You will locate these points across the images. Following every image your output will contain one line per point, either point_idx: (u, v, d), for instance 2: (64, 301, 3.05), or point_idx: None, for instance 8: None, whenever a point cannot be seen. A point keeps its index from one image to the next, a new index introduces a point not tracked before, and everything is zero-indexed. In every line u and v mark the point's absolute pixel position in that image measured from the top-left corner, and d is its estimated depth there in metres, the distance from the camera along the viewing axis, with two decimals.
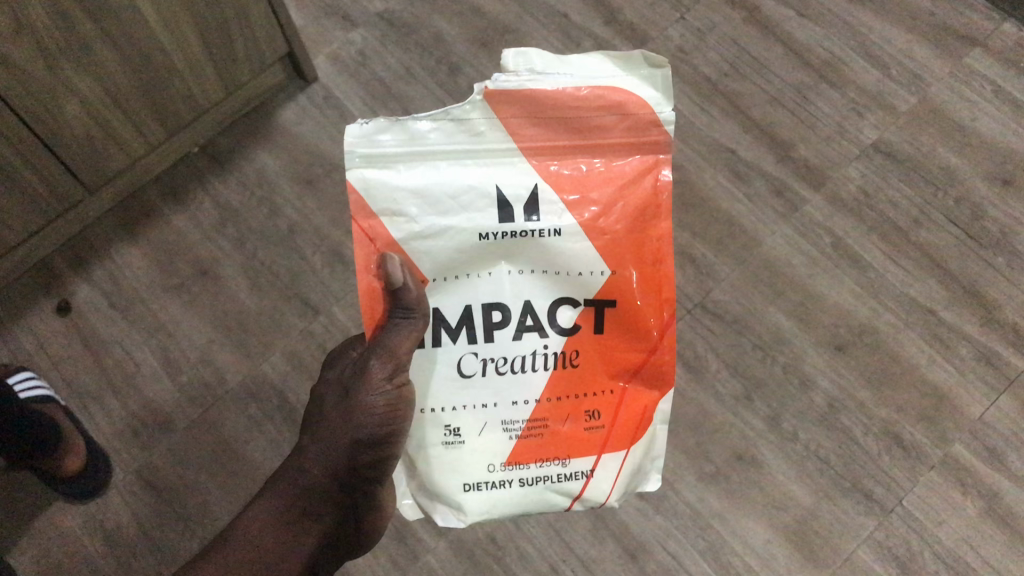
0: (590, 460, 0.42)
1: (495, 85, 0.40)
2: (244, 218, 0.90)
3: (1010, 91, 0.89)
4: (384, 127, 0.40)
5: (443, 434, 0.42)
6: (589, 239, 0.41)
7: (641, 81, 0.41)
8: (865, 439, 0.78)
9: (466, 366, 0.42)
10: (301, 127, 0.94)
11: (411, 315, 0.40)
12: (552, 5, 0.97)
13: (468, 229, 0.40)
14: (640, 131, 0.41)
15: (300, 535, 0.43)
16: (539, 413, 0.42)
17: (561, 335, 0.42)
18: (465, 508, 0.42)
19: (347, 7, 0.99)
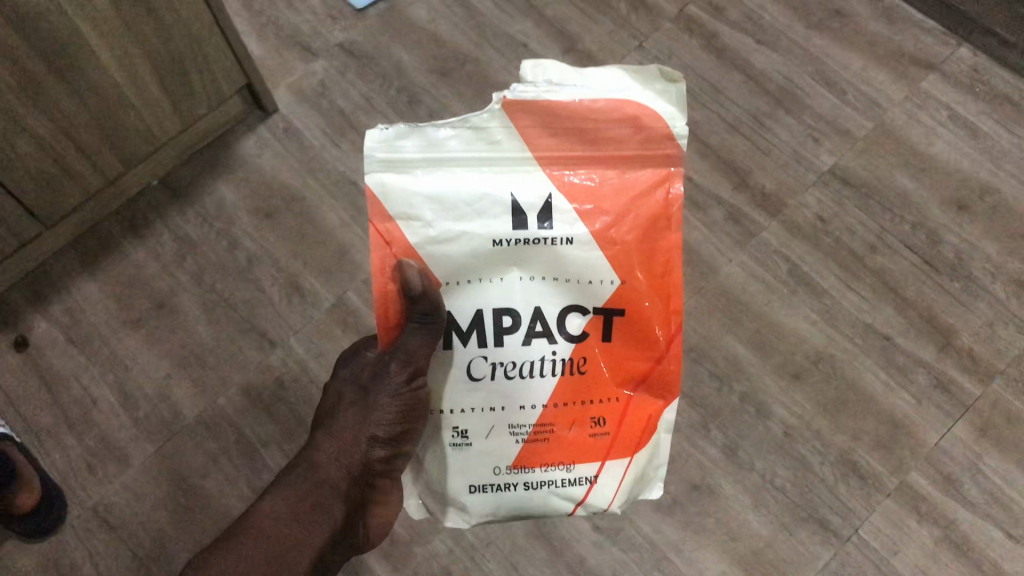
0: (594, 467, 0.44)
1: (513, 95, 0.41)
2: (203, 251, 0.90)
3: (965, 116, 0.89)
4: (403, 133, 0.41)
5: (452, 436, 0.44)
6: (600, 249, 0.42)
7: (656, 95, 0.41)
8: (821, 468, 0.77)
9: (476, 369, 0.43)
10: (260, 158, 0.94)
11: (429, 318, 0.42)
12: (512, 35, 0.98)
13: (482, 236, 0.41)
14: (654, 144, 0.41)
15: (313, 526, 0.49)
16: (544, 419, 0.44)
17: (571, 341, 0.43)
18: (470, 508, 0.45)
19: (308, 38, 0.99)
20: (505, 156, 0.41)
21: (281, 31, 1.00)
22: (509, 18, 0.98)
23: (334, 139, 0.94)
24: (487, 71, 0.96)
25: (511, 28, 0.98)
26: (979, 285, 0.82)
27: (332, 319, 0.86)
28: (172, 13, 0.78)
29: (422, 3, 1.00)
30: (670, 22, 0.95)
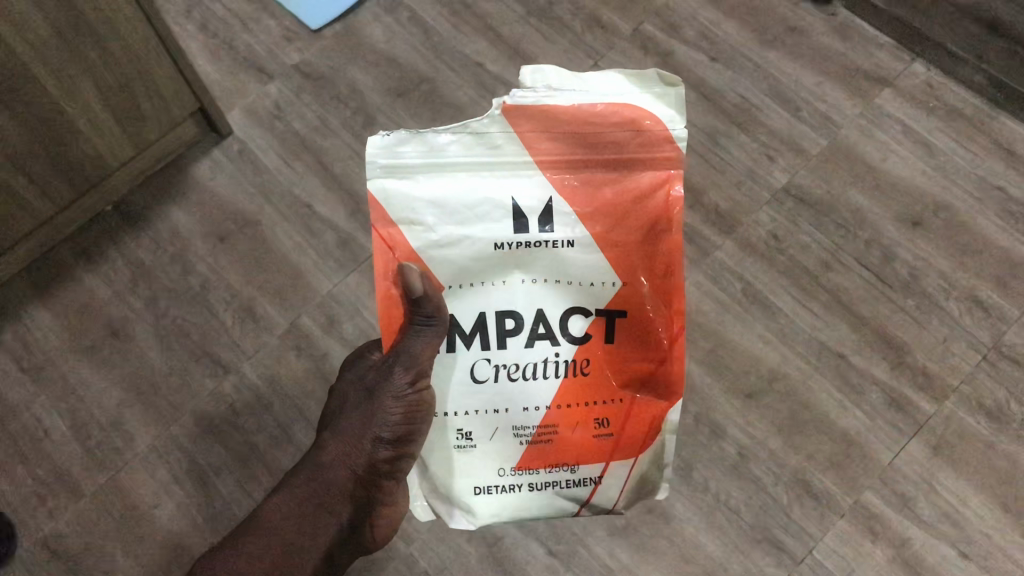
0: (597, 467, 0.53)
1: (513, 101, 0.48)
2: (156, 277, 0.90)
3: (918, 131, 0.89)
4: (403, 141, 0.48)
5: (456, 438, 0.52)
6: (602, 250, 0.50)
7: (655, 98, 0.49)
8: (775, 489, 0.77)
9: (479, 372, 0.51)
10: (215, 182, 0.94)
11: (431, 322, 0.49)
12: (468, 54, 0.97)
13: (485, 240, 0.49)
14: (653, 147, 0.49)
15: (320, 518, 0.53)
16: (547, 421, 0.52)
17: (572, 343, 0.51)
18: (476, 510, 0.53)
19: (263, 60, 0.99)
20: (503, 159, 0.49)
21: (236, 52, 0.99)
22: (465, 38, 0.98)
23: (289, 162, 0.94)
24: (443, 92, 0.96)
25: (466, 47, 0.98)
26: (932, 301, 0.82)
27: (287, 344, 0.86)
28: (118, 41, 0.77)
29: (378, 23, 1.00)
30: (624, 41, 0.96)
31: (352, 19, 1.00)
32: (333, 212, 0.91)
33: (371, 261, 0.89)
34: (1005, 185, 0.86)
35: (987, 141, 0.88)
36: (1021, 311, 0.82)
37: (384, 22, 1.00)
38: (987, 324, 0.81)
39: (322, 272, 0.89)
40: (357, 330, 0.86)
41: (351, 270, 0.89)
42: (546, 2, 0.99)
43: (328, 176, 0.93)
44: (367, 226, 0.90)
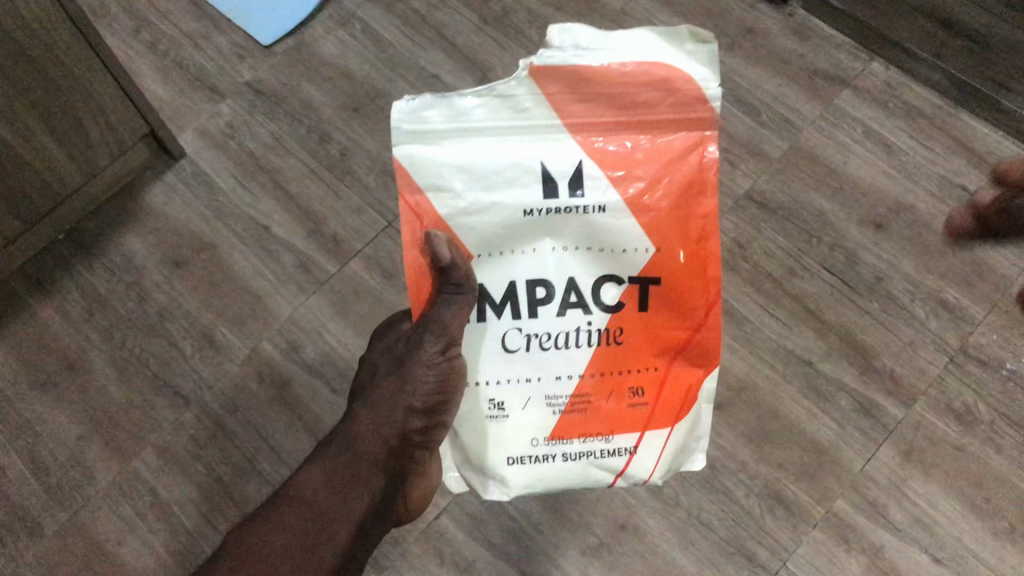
0: (634, 437, 0.44)
1: (541, 62, 0.40)
2: (112, 306, 0.88)
3: (879, 132, 0.89)
4: (428, 104, 0.40)
5: (489, 408, 0.44)
6: (634, 217, 0.41)
7: (687, 57, 0.40)
8: (747, 500, 0.77)
9: (511, 341, 0.43)
10: (169, 206, 0.92)
11: (460, 290, 0.42)
12: (423, 67, 0.96)
13: (513, 206, 0.41)
14: (683, 108, 0.40)
15: (352, 502, 0.44)
16: (581, 390, 0.43)
17: (607, 312, 0.43)
18: (508, 480, 0.44)
19: (214, 79, 0.97)
20: (530, 123, 0.41)
21: (186, 71, 0.97)
22: (420, 49, 0.96)
23: (244, 183, 0.92)
24: None
25: (422, 59, 0.96)
26: (898, 305, 0.82)
27: (248, 371, 0.85)
28: (60, 69, 0.75)
29: (331, 37, 0.98)
30: None
31: (304, 34, 0.98)
32: (291, 233, 0.89)
33: (332, 283, 0.87)
34: (967, 183, 0.86)
35: (948, 140, 0.88)
36: (987, 311, 0.81)
37: (337, 36, 0.98)
38: (954, 325, 0.81)
39: (282, 295, 0.87)
40: (320, 354, 0.85)
41: (311, 293, 0.87)
42: (501, 12, 0.98)
43: (285, 196, 0.91)
44: (327, 247, 0.89)
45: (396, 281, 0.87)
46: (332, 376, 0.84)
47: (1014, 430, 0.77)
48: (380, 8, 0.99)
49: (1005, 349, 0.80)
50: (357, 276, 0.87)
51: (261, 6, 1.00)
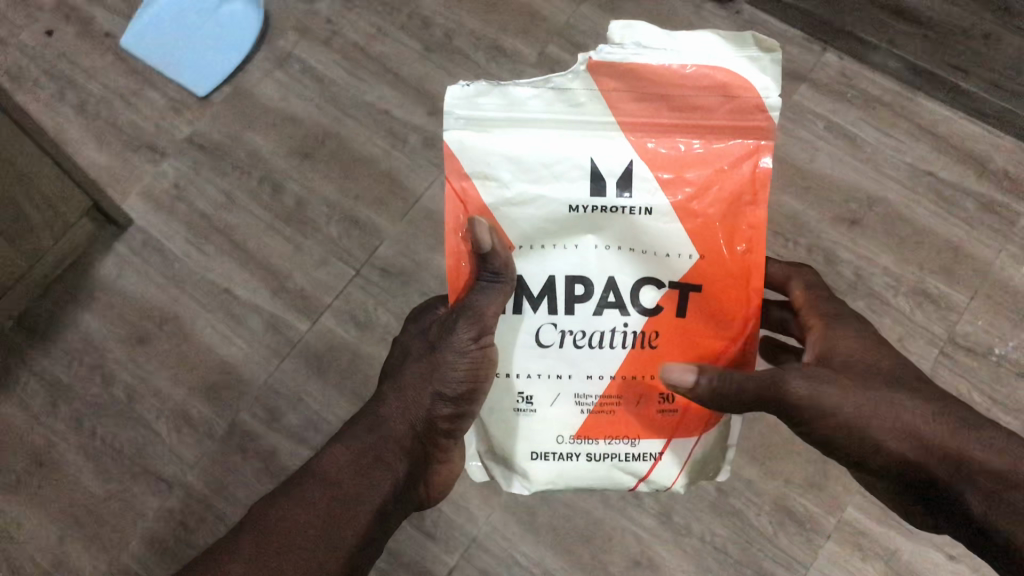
0: (658, 443, 0.49)
1: (599, 57, 0.45)
2: (76, 393, 0.83)
3: (842, 125, 0.87)
4: (483, 91, 0.46)
5: (517, 400, 0.49)
6: (682, 221, 0.47)
7: (750, 62, 0.45)
8: (758, 519, 0.76)
9: (545, 336, 0.48)
10: (123, 279, 0.87)
11: (496, 278, 0.46)
12: (369, 102, 0.92)
13: (560, 201, 0.46)
14: (743, 115, 0.46)
15: (373, 477, 0.49)
16: (611, 391, 0.49)
17: (643, 314, 0.48)
18: (531, 476, 0.49)
19: (152, 137, 0.92)
20: (584, 118, 0.46)
21: (121, 132, 0.92)
22: (364, 84, 0.92)
23: (199, 246, 0.88)
24: (351, 146, 0.90)
25: (368, 94, 0.92)
26: (883, 301, 0.82)
27: (230, 446, 0.81)
28: None
29: (270, 79, 0.94)
30: (532, 66, 0.92)
31: (241, 79, 0.94)
32: (255, 294, 0.86)
33: (306, 342, 0.84)
34: (934, 169, 0.86)
35: (910, 127, 0.87)
36: (969, 297, 0.82)
37: (276, 77, 0.94)
38: (939, 317, 0.81)
39: (255, 361, 0.84)
40: (303, 419, 0.82)
41: (286, 355, 0.84)
42: (444, 36, 0.93)
43: (244, 255, 0.87)
44: (296, 305, 0.85)
45: (372, 333, 0.84)
46: (319, 442, 0.81)
47: (1010, 415, 0.78)
48: (317, 44, 0.94)
49: (991, 334, 0.81)
50: (332, 331, 0.84)
51: (192, 54, 0.95)
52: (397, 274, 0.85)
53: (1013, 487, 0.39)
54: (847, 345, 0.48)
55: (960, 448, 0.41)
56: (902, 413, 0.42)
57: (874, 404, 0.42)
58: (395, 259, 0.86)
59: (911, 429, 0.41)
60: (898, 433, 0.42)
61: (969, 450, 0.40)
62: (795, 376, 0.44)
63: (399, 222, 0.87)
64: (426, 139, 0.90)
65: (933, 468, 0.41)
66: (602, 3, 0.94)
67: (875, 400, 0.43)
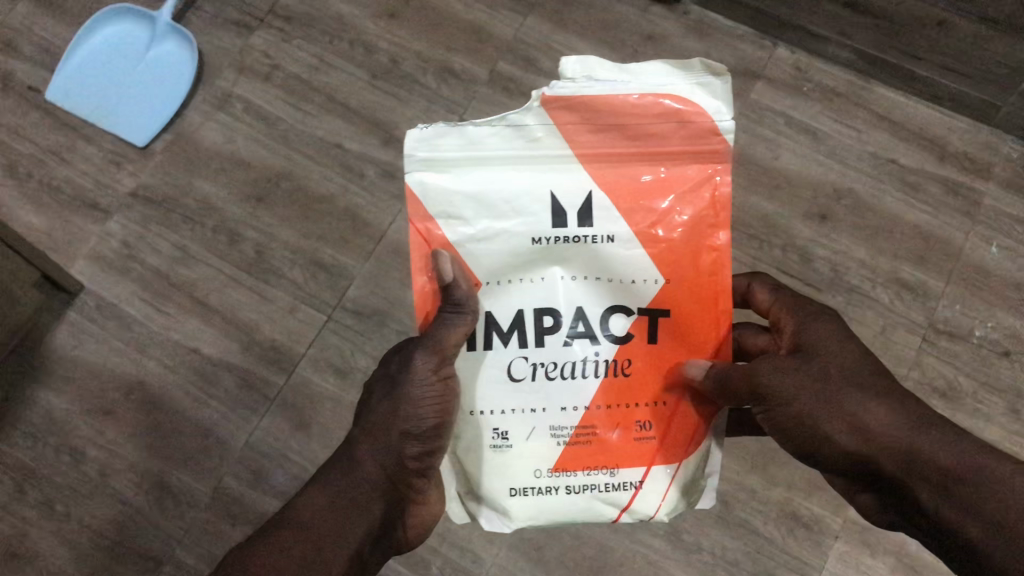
0: (640, 471, 0.45)
1: (552, 92, 0.44)
2: (44, 476, 0.79)
3: (801, 120, 0.87)
4: (441, 133, 0.45)
5: (490, 437, 0.44)
6: (643, 246, 0.45)
7: (698, 88, 0.44)
8: (766, 527, 0.76)
9: (516, 370, 0.45)
10: (80, 349, 0.83)
11: (459, 308, 0.44)
12: (321, 137, 0.88)
13: (522, 235, 0.44)
14: (699, 139, 0.45)
15: (347, 523, 0.42)
16: (588, 420, 0.45)
17: (614, 341, 0.45)
18: (510, 513, 0.44)
19: (93, 194, 0.87)
20: (542, 153, 0.44)
21: (59, 192, 0.87)
22: (311, 118, 0.89)
23: (158, 305, 0.84)
24: (306, 185, 0.86)
25: (317, 128, 0.88)
26: (861, 294, 0.82)
27: (217, 514, 0.78)
28: None
29: (212, 122, 0.89)
30: (484, 84, 0.89)
31: (181, 125, 0.90)
32: (224, 350, 0.82)
33: (283, 396, 0.81)
34: (896, 156, 0.86)
35: (868, 116, 0.87)
36: (945, 282, 0.83)
37: (218, 120, 0.89)
38: (918, 305, 0.82)
39: (231, 422, 0.81)
40: (290, 477, 0.79)
41: (264, 413, 0.81)
42: (390, 62, 0.90)
43: (208, 311, 0.83)
44: (268, 358, 0.82)
45: (352, 379, 0.81)
46: None
47: (996, 396, 0.79)
48: (257, 80, 0.90)
49: (970, 317, 0.82)
50: (309, 382, 0.81)
51: (126, 103, 0.90)
52: (370, 315, 0.82)
53: (963, 477, 0.37)
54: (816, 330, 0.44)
55: (910, 439, 0.38)
56: (855, 405, 0.40)
57: (830, 395, 0.41)
58: (366, 300, 0.83)
59: (856, 421, 0.40)
60: (850, 425, 0.40)
61: (919, 440, 0.38)
62: (767, 365, 0.43)
63: (366, 260, 0.84)
64: (384, 171, 0.87)
65: (882, 461, 0.39)
66: (547, 14, 0.91)
67: (832, 390, 0.41)
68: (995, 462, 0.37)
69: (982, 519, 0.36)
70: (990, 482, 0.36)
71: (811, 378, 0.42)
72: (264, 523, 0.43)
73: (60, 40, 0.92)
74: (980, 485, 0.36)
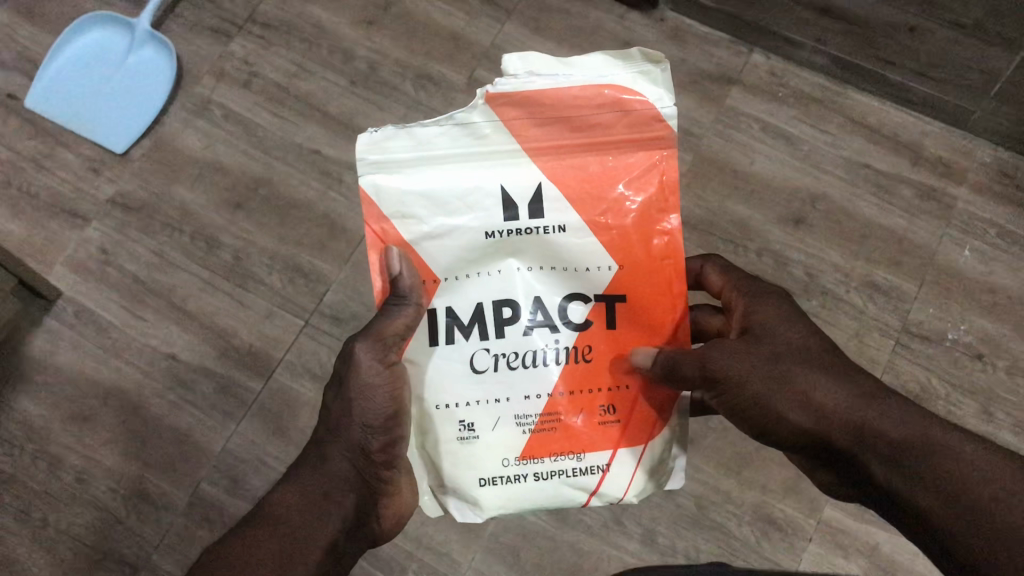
0: (606, 455, 0.47)
1: (496, 89, 0.47)
2: (21, 482, 0.79)
3: (776, 125, 0.88)
4: (391, 136, 0.47)
5: (458, 429, 0.47)
6: (594, 235, 0.48)
7: (639, 77, 0.47)
8: (741, 530, 0.76)
9: (478, 362, 0.47)
10: (58, 355, 0.83)
11: (402, 302, 0.47)
12: (299, 143, 0.88)
13: (476, 229, 0.47)
14: (642, 127, 0.47)
15: (324, 511, 0.47)
16: (551, 407, 0.47)
17: (572, 330, 0.48)
18: (483, 502, 0.47)
19: (71, 201, 0.88)
20: (491, 148, 0.47)
21: (38, 199, 0.87)
22: (290, 124, 0.89)
23: (136, 311, 0.84)
24: (284, 191, 0.87)
25: (296, 134, 0.89)
26: (835, 297, 0.83)
27: (195, 519, 0.78)
28: None
29: (190, 129, 0.90)
30: (462, 90, 0.89)
31: (160, 131, 0.90)
32: (201, 356, 0.83)
33: (261, 402, 0.81)
34: (870, 160, 0.86)
35: (843, 120, 0.88)
36: (918, 286, 0.83)
37: (197, 126, 0.90)
38: (892, 308, 0.83)
39: (209, 428, 0.81)
40: (266, 482, 0.79)
41: (241, 418, 0.81)
42: (368, 68, 0.90)
43: (186, 317, 0.84)
44: (245, 363, 0.82)
45: None
46: None
47: (969, 398, 0.80)
48: (236, 87, 0.91)
49: (943, 320, 0.82)
50: (286, 388, 0.81)
51: (106, 110, 0.91)
52: (348, 320, 0.83)
53: (908, 449, 0.41)
54: (762, 313, 0.48)
55: (859, 415, 0.42)
56: (805, 386, 0.44)
57: (782, 376, 0.44)
58: (344, 305, 0.83)
59: (809, 400, 0.43)
60: (804, 404, 0.43)
61: (868, 417, 0.42)
62: (720, 350, 0.46)
63: (344, 266, 0.84)
64: None
65: (834, 436, 0.43)
66: (525, 20, 0.91)
67: (783, 371, 0.44)
68: (939, 434, 0.41)
69: (928, 488, 0.40)
70: (935, 452, 0.40)
71: (763, 360, 0.45)
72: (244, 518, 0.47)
73: (39, 47, 0.92)
74: (925, 458, 0.40)
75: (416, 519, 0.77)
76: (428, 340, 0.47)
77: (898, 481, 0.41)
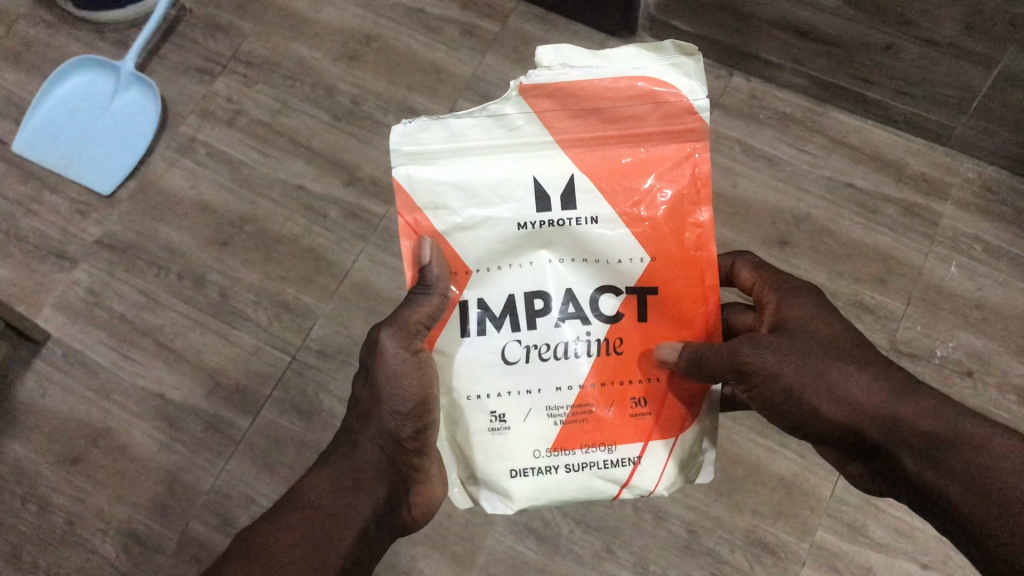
0: (637, 447, 0.45)
1: (530, 80, 0.44)
2: (11, 526, 0.80)
3: (758, 147, 0.88)
4: (424, 126, 0.45)
5: (490, 420, 0.45)
6: (627, 227, 0.45)
7: (674, 70, 0.45)
8: (733, 555, 0.76)
9: (510, 353, 0.45)
10: (47, 398, 0.83)
11: (428, 290, 0.45)
12: (285, 179, 0.89)
13: (508, 220, 0.45)
14: (675, 119, 0.45)
15: (354, 500, 0.43)
16: (582, 399, 0.45)
17: (605, 321, 0.46)
18: (512, 494, 0.45)
19: (58, 244, 0.88)
20: (524, 140, 0.45)
21: (26, 243, 0.88)
22: (274, 161, 0.89)
23: (124, 352, 0.84)
24: (269, 227, 0.87)
25: (280, 170, 0.89)
26: None
27: (184, 558, 0.78)
28: None
29: (176, 168, 0.90)
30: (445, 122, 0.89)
31: (146, 171, 0.91)
32: (190, 394, 0.83)
33: (249, 439, 0.81)
34: (854, 179, 0.87)
35: (826, 141, 0.88)
36: (905, 303, 0.83)
37: (182, 165, 0.90)
38: (880, 326, 0.82)
39: (198, 466, 0.81)
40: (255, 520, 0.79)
41: (230, 455, 0.81)
42: (351, 103, 0.91)
43: (175, 356, 0.84)
44: (233, 400, 0.82)
45: (316, 420, 0.81)
46: None
47: None
48: (220, 125, 0.91)
49: (930, 337, 0.82)
50: (273, 424, 0.81)
51: (92, 152, 0.91)
52: (335, 354, 0.83)
53: (942, 441, 0.38)
54: (796, 308, 0.45)
55: (892, 406, 0.39)
56: (838, 378, 0.41)
57: (815, 369, 0.41)
58: (331, 339, 0.83)
59: (843, 393, 0.40)
60: (835, 397, 0.41)
61: (902, 408, 0.39)
62: (747, 345, 0.43)
63: (330, 300, 0.85)
64: (347, 211, 0.87)
65: (868, 430, 0.40)
66: (505, 50, 0.92)
67: (818, 364, 0.41)
68: (976, 424, 0.38)
69: (965, 483, 0.37)
70: (970, 446, 0.37)
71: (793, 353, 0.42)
72: (271, 506, 0.43)
73: (28, 93, 0.94)
74: (960, 452, 0.37)
75: (405, 552, 0.77)
76: (458, 331, 0.46)
77: (936, 477, 0.38)
